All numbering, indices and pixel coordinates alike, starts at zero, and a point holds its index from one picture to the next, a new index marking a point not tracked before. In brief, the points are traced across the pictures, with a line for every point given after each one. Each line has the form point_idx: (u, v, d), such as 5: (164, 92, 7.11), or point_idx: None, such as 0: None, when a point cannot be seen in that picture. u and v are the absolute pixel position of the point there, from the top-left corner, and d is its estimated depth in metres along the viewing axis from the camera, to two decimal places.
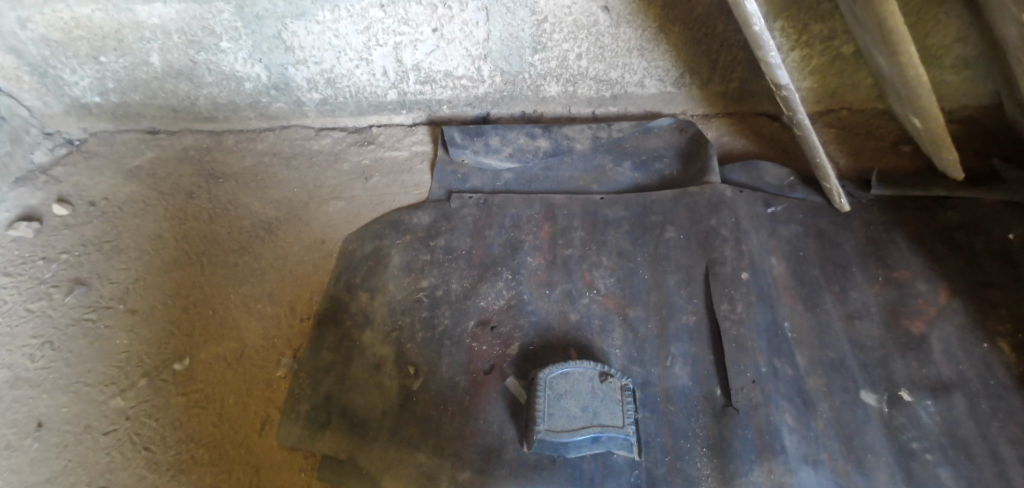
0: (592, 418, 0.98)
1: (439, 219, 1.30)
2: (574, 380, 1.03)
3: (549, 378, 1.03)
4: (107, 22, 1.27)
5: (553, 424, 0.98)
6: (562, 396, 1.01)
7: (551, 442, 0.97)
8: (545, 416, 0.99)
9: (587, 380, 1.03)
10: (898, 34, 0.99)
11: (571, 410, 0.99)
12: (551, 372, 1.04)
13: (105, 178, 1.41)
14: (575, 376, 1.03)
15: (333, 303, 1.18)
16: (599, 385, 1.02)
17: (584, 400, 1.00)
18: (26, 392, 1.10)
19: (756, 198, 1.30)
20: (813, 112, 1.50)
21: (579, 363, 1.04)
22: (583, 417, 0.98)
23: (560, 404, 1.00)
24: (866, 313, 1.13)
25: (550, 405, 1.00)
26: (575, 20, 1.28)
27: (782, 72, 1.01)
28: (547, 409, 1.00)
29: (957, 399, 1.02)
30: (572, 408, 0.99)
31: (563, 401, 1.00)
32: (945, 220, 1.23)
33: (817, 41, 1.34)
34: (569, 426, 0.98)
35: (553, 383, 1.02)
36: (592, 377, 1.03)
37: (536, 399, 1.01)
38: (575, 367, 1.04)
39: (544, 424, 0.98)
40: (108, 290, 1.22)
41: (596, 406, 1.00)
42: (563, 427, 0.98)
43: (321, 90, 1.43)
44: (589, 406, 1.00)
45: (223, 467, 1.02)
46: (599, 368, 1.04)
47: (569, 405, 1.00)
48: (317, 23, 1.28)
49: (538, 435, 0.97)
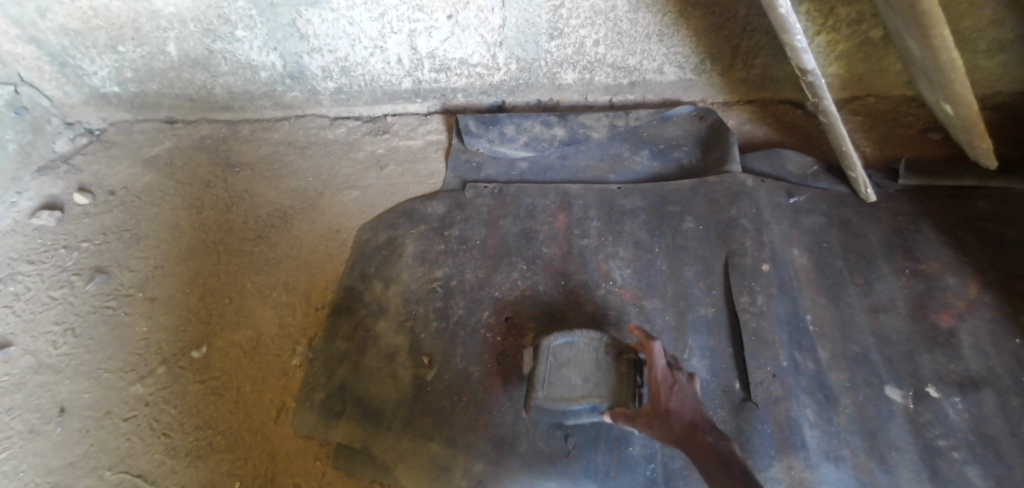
0: (596, 390, 0.96)
1: (453, 209, 1.29)
2: (577, 350, 1.00)
3: (553, 345, 1.01)
4: (125, 11, 1.27)
5: (553, 392, 0.97)
6: (564, 365, 0.99)
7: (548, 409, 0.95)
8: (545, 383, 0.97)
9: (595, 349, 1.00)
10: (931, 14, 0.96)
11: (573, 379, 0.97)
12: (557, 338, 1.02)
13: (124, 168, 1.42)
14: (583, 343, 1.01)
15: (347, 293, 1.19)
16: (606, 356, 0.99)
17: (588, 368, 0.98)
18: (49, 378, 1.12)
19: (779, 188, 1.26)
20: (839, 99, 1.46)
21: (585, 333, 1.02)
22: (587, 389, 0.96)
23: (562, 372, 0.98)
24: (892, 306, 1.10)
25: (552, 371, 0.99)
26: (592, 6, 1.25)
27: (809, 57, 0.97)
28: (549, 376, 0.98)
29: (986, 395, 0.99)
30: (576, 377, 0.97)
31: (565, 369, 0.98)
32: (976, 210, 1.19)
33: (844, 24, 1.29)
34: (568, 395, 0.96)
35: (557, 351, 1.01)
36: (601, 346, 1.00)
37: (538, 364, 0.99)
38: (585, 335, 1.02)
39: (542, 391, 0.97)
40: (128, 278, 1.24)
41: (603, 376, 0.97)
42: (561, 396, 0.96)
43: (336, 78, 1.43)
44: (592, 376, 0.97)
45: (241, 454, 1.03)
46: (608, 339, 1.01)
47: (570, 374, 0.98)
48: (331, 10, 1.27)
49: (535, 401, 0.96)
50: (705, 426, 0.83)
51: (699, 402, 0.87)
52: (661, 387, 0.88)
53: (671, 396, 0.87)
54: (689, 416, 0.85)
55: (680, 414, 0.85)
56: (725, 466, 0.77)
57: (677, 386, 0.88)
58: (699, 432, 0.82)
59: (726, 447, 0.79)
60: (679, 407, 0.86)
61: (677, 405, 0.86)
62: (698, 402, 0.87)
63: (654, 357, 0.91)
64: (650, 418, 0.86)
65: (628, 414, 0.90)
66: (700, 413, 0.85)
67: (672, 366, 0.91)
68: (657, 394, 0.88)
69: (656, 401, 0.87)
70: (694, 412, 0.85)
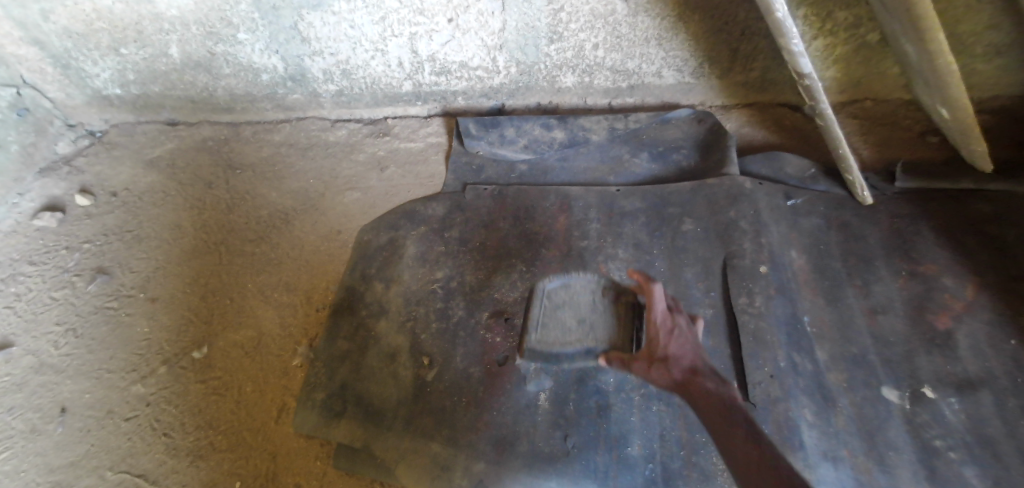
0: (587, 332, 1.05)
1: (454, 210, 1.30)
2: (571, 293, 1.11)
3: (548, 290, 1.12)
4: (128, 13, 1.27)
5: (544, 334, 1.07)
6: (558, 308, 1.09)
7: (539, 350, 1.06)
8: (539, 325, 1.08)
9: (589, 291, 1.10)
10: (927, 19, 0.97)
11: (565, 320, 1.08)
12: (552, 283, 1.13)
13: (125, 169, 1.43)
14: (577, 286, 1.11)
15: (348, 293, 1.19)
16: (598, 297, 1.08)
17: (580, 309, 1.08)
18: (51, 378, 1.12)
19: (777, 190, 1.27)
20: (836, 102, 1.46)
21: (579, 278, 1.12)
22: (576, 330, 1.06)
23: (556, 314, 1.09)
24: (890, 308, 1.11)
25: (545, 313, 1.09)
26: (592, 9, 1.26)
27: (806, 60, 0.98)
28: (542, 317, 1.09)
29: (984, 396, 1.00)
30: (567, 318, 1.08)
31: (559, 312, 1.09)
32: (975, 212, 1.20)
33: (841, 28, 1.29)
34: (560, 336, 1.06)
35: (552, 295, 1.11)
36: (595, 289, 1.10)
37: (531, 306, 1.10)
38: (579, 279, 1.12)
39: (536, 333, 1.07)
40: (130, 279, 1.24)
41: (594, 317, 1.06)
42: (553, 338, 1.06)
43: (338, 81, 1.43)
44: (584, 317, 1.07)
45: (241, 453, 1.04)
46: (602, 282, 1.10)
47: (564, 315, 1.08)
48: (333, 13, 1.28)
49: (529, 343, 1.06)
50: (704, 371, 0.84)
51: (698, 347, 0.87)
52: (660, 333, 0.89)
53: (670, 341, 0.87)
54: (688, 361, 0.85)
55: (679, 360, 0.85)
56: (721, 408, 0.78)
57: (676, 330, 0.89)
58: (698, 377, 0.83)
59: (724, 391, 0.80)
60: (678, 353, 0.86)
61: (676, 350, 0.86)
62: (696, 346, 0.88)
63: (654, 303, 0.91)
64: (650, 364, 0.87)
65: (626, 360, 0.91)
66: (699, 357, 0.86)
67: (672, 311, 0.91)
68: (656, 340, 0.88)
69: (655, 346, 0.88)
70: (693, 357, 0.86)
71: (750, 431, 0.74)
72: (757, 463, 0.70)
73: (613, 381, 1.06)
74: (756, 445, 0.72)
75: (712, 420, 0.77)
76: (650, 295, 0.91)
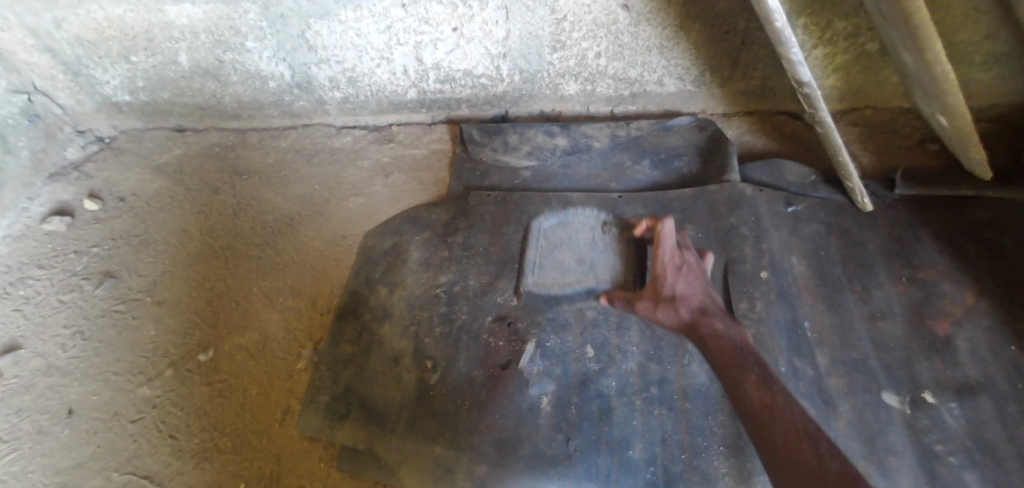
0: (579, 270, 1.20)
1: (457, 216, 1.31)
2: (567, 231, 1.27)
3: (542, 230, 1.27)
4: (138, 22, 1.29)
5: (540, 269, 1.22)
6: (553, 247, 1.25)
7: (535, 286, 1.19)
8: (535, 268, 1.22)
9: (581, 227, 1.28)
10: (924, 29, 0.99)
11: (559, 256, 1.23)
12: (548, 220, 1.29)
13: (133, 175, 1.45)
14: (573, 224, 1.28)
15: (352, 297, 1.20)
16: (592, 234, 1.26)
17: (572, 244, 1.25)
18: (58, 380, 1.13)
19: (777, 197, 1.28)
20: (836, 111, 1.47)
21: (573, 217, 1.29)
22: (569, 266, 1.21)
23: (552, 253, 1.24)
24: (890, 313, 1.12)
25: (542, 249, 1.25)
26: (595, 19, 1.28)
27: (805, 69, 0.99)
28: (538, 253, 1.24)
29: (983, 401, 1.01)
30: (561, 255, 1.23)
31: (554, 251, 1.24)
32: (974, 218, 1.21)
33: (841, 38, 1.30)
34: (554, 276, 1.20)
35: (547, 236, 1.27)
36: (587, 225, 1.28)
37: (529, 243, 1.25)
38: (574, 216, 1.29)
39: (532, 276, 1.21)
40: (137, 282, 1.26)
41: (585, 253, 1.23)
42: (548, 280, 1.20)
43: (343, 88, 1.45)
44: (577, 256, 1.23)
45: (246, 455, 1.05)
46: (594, 220, 1.28)
47: (558, 255, 1.23)
48: (340, 22, 1.30)
49: (526, 285, 1.20)
50: (709, 310, 1.02)
51: (704, 290, 1.05)
52: (669, 274, 1.05)
53: (677, 282, 1.05)
54: (696, 300, 1.03)
55: (687, 299, 1.03)
56: (728, 346, 0.96)
57: (684, 273, 1.06)
58: (704, 316, 1.01)
59: (727, 330, 0.99)
60: (687, 294, 1.03)
61: (684, 289, 1.04)
62: (700, 285, 1.05)
63: (665, 247, 1.07)
64: (661, 302, 1.04)
65: (634, 296, 1.08)
66: (703, 294, 1.04)
67: (681, 255, 1.07)
68: (665, 280, 1.05)
69: (664, 285, 1.05)
70: (701, 295, 1.04)
71: (759, 372, 0.92)
72: (769, 400, 0.87)
73: (614, 384, 1.08)
74: (764, 384, 0.89)
75: (721, 356, 0.95)
76: (662, 238, 1.07)
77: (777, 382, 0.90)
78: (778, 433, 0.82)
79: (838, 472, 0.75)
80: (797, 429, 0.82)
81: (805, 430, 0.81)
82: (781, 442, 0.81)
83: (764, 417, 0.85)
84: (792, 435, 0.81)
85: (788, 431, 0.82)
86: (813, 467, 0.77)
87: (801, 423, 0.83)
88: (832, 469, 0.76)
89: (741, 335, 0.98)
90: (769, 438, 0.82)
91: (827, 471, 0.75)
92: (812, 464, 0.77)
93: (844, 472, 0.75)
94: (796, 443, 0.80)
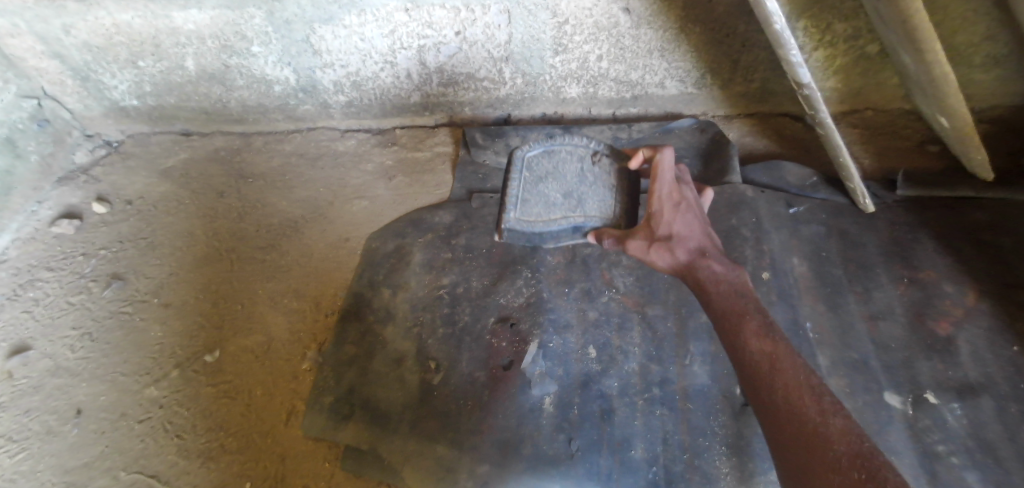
0: (568, 207, 1.15)
1: (459, 218, 1.32)
2: (551, 162, 1.18)
3: (524, 160, 1.17)
4: (145, 28, 1.30)
5: (524, 204, 1.15)
6: (537, 179, 1.16)
7: (518, 223, 1.13)
8: (517, 204, 1.14)
9: (568, 156, 1.18)
10: (923, 30, 0.99)
11: (543, 190, 1.15)
12: (532, 149, 1.18)
13: (140, 178, 1.47)
14: (559, 153, 1.18)
15: (355, 299, 1.21)
16: (579, 166, 1.17)
17: (558, 176, 1.16)
18: (66, 381, 1.15)
19: (778, 198, 1.29)
20: (837, 113, 1.47)
21: (559, 144, 1.18)
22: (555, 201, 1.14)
23: (535, 186, 1.16)
24: (890, 314, 1.12)
25: (525, 182, 1.16)
26: (596, 22, 1.29)
27: (805, 70, 1.00)
28: (521, 187, 1.15)
29: (984, 401, 1.02)
30: (545, 188, 1.15)
31: (538, 183, 1.16)
32: (973, 219, 1.21)
33: (841, 40, 1.31)
34: (539, 212, 1.14)
35: (530, 167, 1.17)
36: (574, 155, 1.18)
37: (510, 176, 1.15)
38: (560, 144, 1.18)
39: (515, 213, 1.14)
40: (143, 285, 1.27)
41: (571, 186, 1.16)
42: (533, 215, 1.14)
43: (347, 92, 1.47)
44: (563, 190, 1.15)
45: (251, 455, 1.06)
46: (582, 149, 1.18)
47: (542, 188, 1.15)
48: (344, 27, 1.31)
49: (510, 224, 1.13)
50: (706, 251, 1.02)
51: (701, 227, 1.04)
52: (666, 210, 1.03)
53: (675, 223, 1.03)
54: (693, 242, 1.02)
55: (684, 241, 1.02)
56: (727, 292, 0.97)
57: (681, 213, 1.03)
58: (701, 258, 1.01)
59: (725, 273, 0.99)
60: (684, 232, 1.02)
61: (682, 231, 1.02)
62: (695, 225, 1.04)
63: (663, 181, 1.04)
64: (657, 243, 1.02)
65: (629, 236, 1.05)
66: (699, 235, 1.03)
67: (678, 188, 1.05)
68: (662, 217, 1.03)
69: (662, 225, 1.03)
70: (697, 236, 1.02)
71: (760, 321, 0.93)
72: (772, 352, 0.88)
73: (615, 385, 1.09)
74: (765, 335, 0.90)
75: (719, 301, 0.96)
76: (660, 171, 1.04)
77: (776, 331, 0.91)
78: (780, 388, 0.84)
79: (840, 429, 0.78)
80: (800, 385, 0.84)
81: (808, 385, 0.84)
82: (783, 398, 0.83)
83: (767, 370, 0.86)
84: (795, 390, 0.83)
85: (790, 386, 0.84)
86: (815, 424, 0.79)
87: (802, 377, 0.85)
88: (834, 426, 0.78)
89: (739, 278, 0.99)
90: (770, 393, 0.84)
91: (829, 428, 0.78)
92: (815, 421, 0.79)
93: (846, 429, 0.78)
94: (799, 399, 0.82)
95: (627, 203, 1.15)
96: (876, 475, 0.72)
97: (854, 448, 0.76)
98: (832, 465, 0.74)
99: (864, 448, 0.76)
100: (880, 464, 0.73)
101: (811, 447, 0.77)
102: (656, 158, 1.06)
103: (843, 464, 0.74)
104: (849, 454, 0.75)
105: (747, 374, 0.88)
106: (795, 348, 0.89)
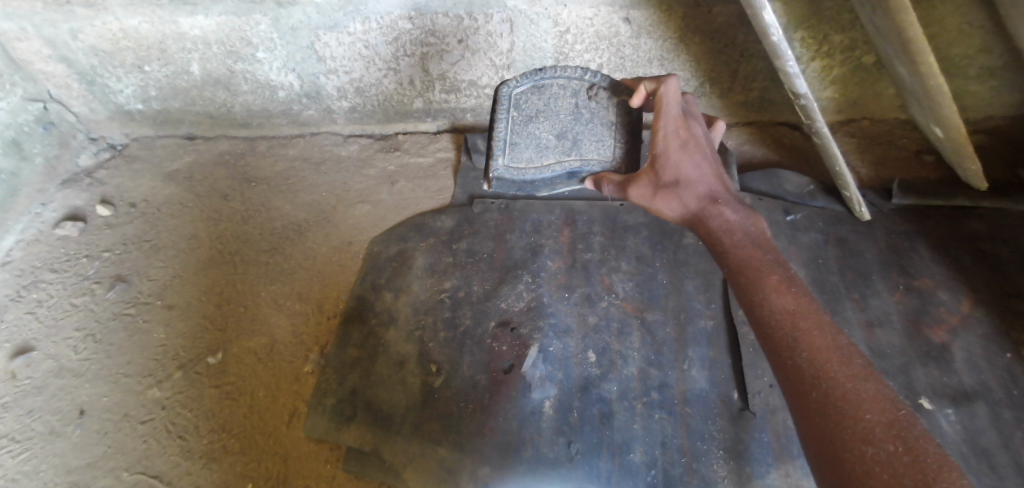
0: (560, 149, 1.20)
1: (461, 223, 1.34)
2: (544, 98, 1.20)
3: (511, 97, 1.20)
4: (153, 33, 1.32)
5: (513, 147, 1.21)
6: (528, 121, 1.20)
7: (506, 170, 1.21)
8: (506, 149, 1.21)
9: (561, 91, 1.20)
10: (917, 45, 1.01)
11: (534, 130, 1.21)
12: (522, 83, 1.20)
13: (145, 181, 1.48)
14: (551, 88, 1.20)
15: (358, 303, 1.23)
16: (573, 102, 1.19)
17: (549, 114, 1.20)
18: (70, 381, 1.16)
19: (776, 206, 1.31)
20: (834, 122, 1.49)
21: (553, 78, 1.19)
22: (547, 143, 1.20)
23: (526, 128, 1.21)
24: (887, 321, 1.14)
25: (514, 121, 1.21)
26: (597, 31, 1.32)
27: (801, 81, 1.01)
28: (510, 127, 1.21)
29: (979, 408, 1.03)
30: (537, 129, 1.20)
31: (528, 123, 1.20)
32: (970, 229, 1.23)
33: (838, 51, 1.33)
34: (527, 155, 1.21)
35: (519, 106, 1.20)
36: (567, 88, 1.20)
37: (498, 114, 1.20)
38: (551, 77, 1.19)
39: (503, 159, 1.21)
40: (147, 287, 1.28)
41: (564, 127, 1.20)
42: (522, 162, 1.21)
43: (351, 98, 1.49)
44: (553, 130, 1.20)
45: (253, 457, 1.07)
46: (576, 82, 1.18)
47: (534, 127, 1.20)
48: (349, 33, 1.32)
49: (499, 171, 1.21)
50: (718, 197, 0.97)
51: (710, 169, 1.00)
52: (672, 149, 1.00)
53: (684, 168, 0.99)
54: (704, 189, 0.98)
55: (695, 188, 0.98)
56: (741, 240, 0.92)
57: (690, 157, 1.00)
58: (713, 205, 0.96)
59: (738, 220, 0.94)
60: (692, 175, 0.99)
61: (691, 177, 0.99)
62: (708, 169, 0.99)
63: (667, 117, 1.01)
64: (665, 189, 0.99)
65: (631, 183, 1.04)
66: (710, 181, 0.98)
67: (685, 125, 1.02)
68: (668, 157, 1.00)
69: (669, 170, 1.00)
70: (709, 182, 0.98)
71: (781, 274, 0.87)
72: (794, 308, 0.83)
73: (615, 389, 1.10)
74: (786, 288, 0.85)
75: (734, 251, 0.91)
76: (663, 106, 1.02)
77: (799, 284, 0.86)
78: (804, 348, 0.79)
79: (873, 396, 0.73)
80: (827, 346, 0.79)
81: (834, 346, 0.79)
82: (807, 360, 0.78)
83: (788, 329, 0.81)
84: (822, 352, 0.78)
85: (816, 348, 0.79)
86: (844, 390, 0.74)
87: (829, 337, 0.80)
88: (866, 391, 0.74)
89: (754, 226, 0.94)
90: (793, 353, 0.79)
91: (861, 393, 0.74)
92: (844, 387, 0.75)
93: (878, 394, 0.74)
94: (826, 361, 0.77)
95: (629, 148, 1.18)
96: (912, 448, 0.68)
97: (888, 417, 0.71)
98: (862, 435, 0.70)
99: (899, 417, 0.71)
100: (916, 435, 0.69)
101: (840, 415, 0.73)
102: (659, 92, 1.04)
103: (876, 434, 0.70)
104: (882, 424, 0.71)
105: (765, 331, 0.83)
106: (818, 304, 0.85)
